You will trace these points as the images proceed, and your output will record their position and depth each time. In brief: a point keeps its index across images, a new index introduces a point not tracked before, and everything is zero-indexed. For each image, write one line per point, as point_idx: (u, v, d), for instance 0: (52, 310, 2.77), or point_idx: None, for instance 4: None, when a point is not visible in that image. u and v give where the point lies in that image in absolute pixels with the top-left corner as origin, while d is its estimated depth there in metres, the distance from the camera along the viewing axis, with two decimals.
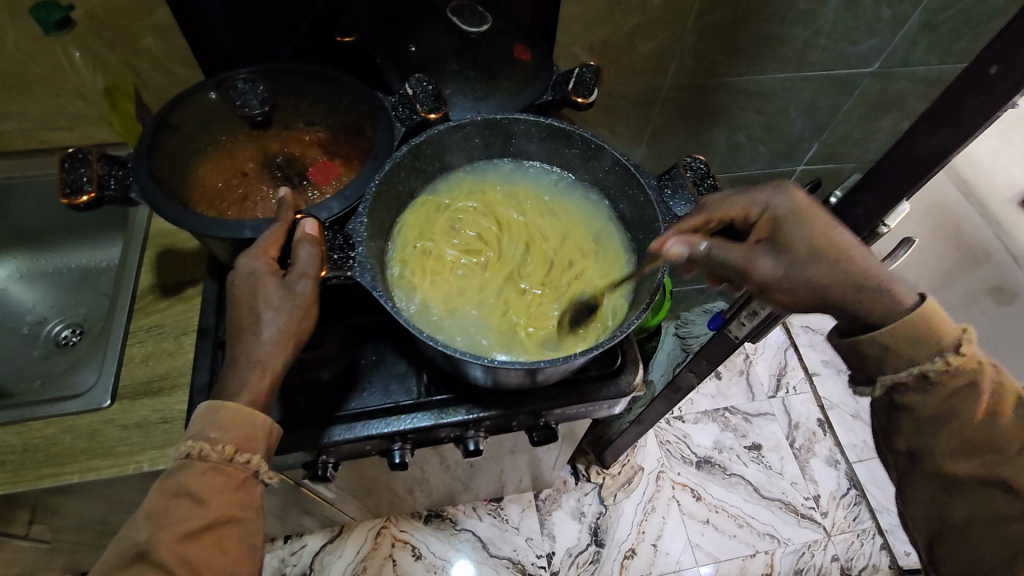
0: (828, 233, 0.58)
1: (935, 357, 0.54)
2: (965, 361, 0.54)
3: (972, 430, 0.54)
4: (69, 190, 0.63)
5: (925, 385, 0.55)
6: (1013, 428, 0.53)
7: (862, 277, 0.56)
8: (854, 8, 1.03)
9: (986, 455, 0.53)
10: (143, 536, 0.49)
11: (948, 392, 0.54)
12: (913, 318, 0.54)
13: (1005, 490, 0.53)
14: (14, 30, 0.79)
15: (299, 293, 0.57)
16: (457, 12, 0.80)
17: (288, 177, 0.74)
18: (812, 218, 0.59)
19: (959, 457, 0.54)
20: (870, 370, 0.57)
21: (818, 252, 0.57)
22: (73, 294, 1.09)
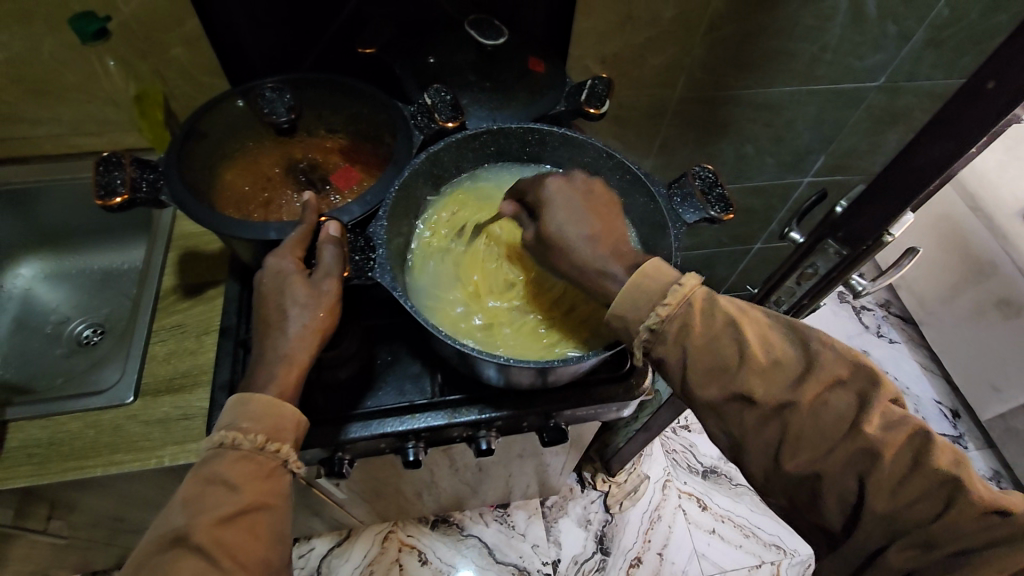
0: (576, 217, 0.66)
1: (652, 311, 0.59)
2: (675, 308, 0.59)
3: (702, 360, 0.59)
4: (103, 192, 0.66)
5: (657, 338, 0.60)
6: (727, 344, 0.58)
7: (587, 261, 0.64)
8: (860, 24, 1.05)
9: (723, 376, 0.58)
10: (180, 521, 0.51)
11: (675, 337, 0.60)
12: (621, 291, 0.61)
13: (746, 401, 0.58)
14: (51, 40, 0.83)
15: (324, 292, 0.59)
16: (474, 25, 0.83)
17: (311, 181, 0.77)
18: (563, 204, 0.66)
19: (706, 385, 0.59)
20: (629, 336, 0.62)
21: (564, 236, 0.65)
22: (96, 296, 1.13)
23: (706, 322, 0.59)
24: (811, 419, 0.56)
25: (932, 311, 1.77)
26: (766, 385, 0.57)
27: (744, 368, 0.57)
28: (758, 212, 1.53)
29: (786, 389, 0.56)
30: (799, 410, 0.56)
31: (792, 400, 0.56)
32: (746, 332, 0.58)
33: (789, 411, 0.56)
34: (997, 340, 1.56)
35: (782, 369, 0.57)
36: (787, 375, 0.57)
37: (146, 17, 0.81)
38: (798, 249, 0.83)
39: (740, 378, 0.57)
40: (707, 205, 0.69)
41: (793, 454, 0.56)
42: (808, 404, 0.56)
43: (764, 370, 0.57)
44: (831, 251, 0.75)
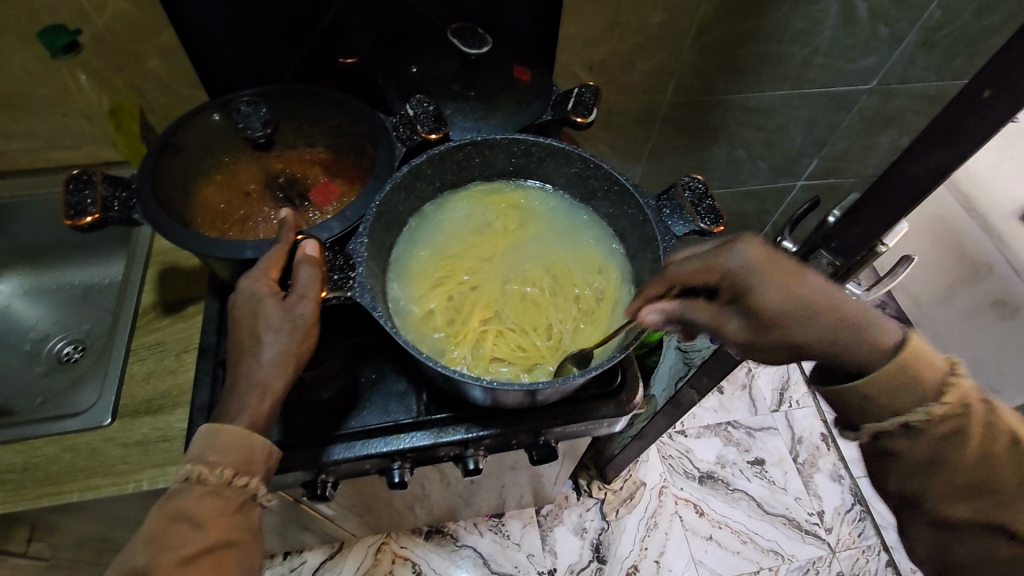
0: (795, 290, 0.54)
1: (918, 410, 0.53)
2: (952, 409, 0.52)
3: (967, 476, 0.53)
4: (72, 211, 0.64)
5: (909, 433, 0.54)
6: (1008, 468, 0.52)
7: (825, 341, 0.53)
8: (852, 26, 1.04)
9: (984, 499, 0.53)
10: (142, 560, 0.50)
11: (933, 439, 0.53)
12: (885, 373, 0.52)
13: (1005, 533, 0.52)
14: (21, 53, 0.81)
15: (299, 315, 0.57)
16: (457, 34, 0.80)
17: (289, 198, 0.74)
18: (766, 278, 0.54)
19: (954, 502, 0.54)
20: (860, 421, 0.55)
21: (791, 320, 0.54)
22: (76, 312, 1.10)
23: (981, 428, 0.52)
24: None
25: (929, 312, 1.76)
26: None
27: (1023, 500, 0.51)
28: (751, 215, 1.52)
29: None
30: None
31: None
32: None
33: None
34: (993, 341, 1.55)
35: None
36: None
37: (117, 28, 0.78)
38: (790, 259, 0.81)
39: (1013, 507, 0.52)
40: (697, 217, 0.67)
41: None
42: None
43: None
44: (823, 262, 0.72)
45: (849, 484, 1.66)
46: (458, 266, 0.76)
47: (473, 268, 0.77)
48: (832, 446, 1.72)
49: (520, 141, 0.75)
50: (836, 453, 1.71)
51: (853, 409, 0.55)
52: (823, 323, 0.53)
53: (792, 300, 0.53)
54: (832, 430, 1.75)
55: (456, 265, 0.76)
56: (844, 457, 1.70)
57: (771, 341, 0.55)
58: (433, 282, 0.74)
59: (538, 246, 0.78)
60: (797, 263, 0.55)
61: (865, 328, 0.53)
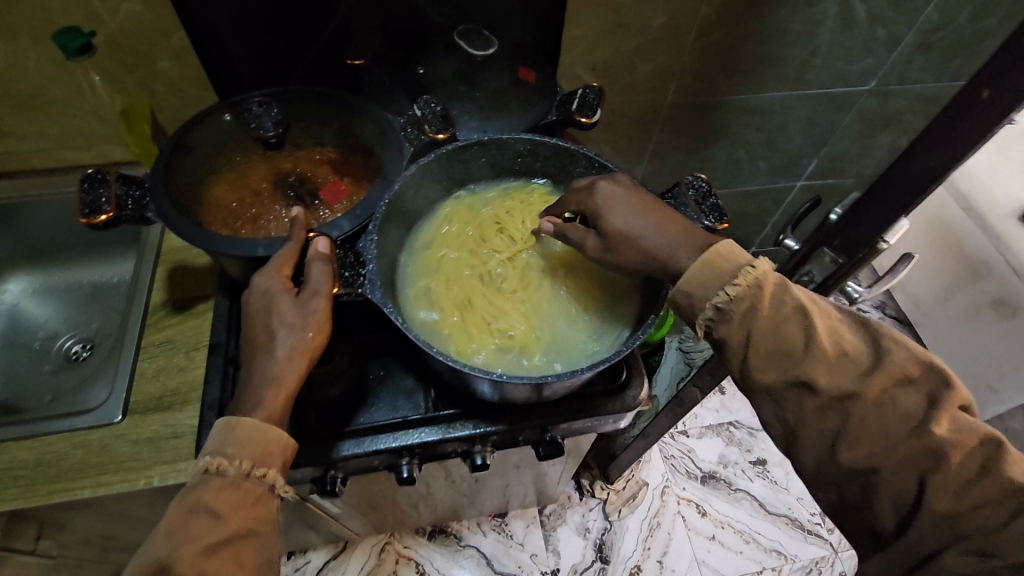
0: (636, 213, 0.63)
1: (720, 292, 0.57)
2: (746, 290, 0.57)
3: (765, 344, 0.56)
4: (88, 210, 0.64)
5: (723, 319, 0.58)
6: (794, 330, 0.55)
7: (654, 251, 0.61)
8: (851, 28, 1.05)
9: (784, 361, 0.55)
10: (163, 551, 0.50)
11: (741, 319, 0.57)
12: (691, 270, 0.59)
13: (805, 389, 0.55)
14: (35, 54, 0.82)
15: (311, 310, 0.58)
16: (464, 36, 0.84)
17: (300, 196, 0.76)
18: (615, 204, 0.63)
19: (762, 368, 0.56)
20: (690, 316, 0.60)
21: (627, 233, 0.62)
22: (85, 312, 1.11)
23: (777, 303, 0.56)
24: (872, 412, 0.52)
25: (929, 312, 1.77)
26: (830, 375, 0.54)
27: (810, 356, 0.54)
28: (751, 216, 1.54)
29: (850, 380, 0.53)
30: (862, 400, 0.53)
31: (856, 391, 0.53)
32: (815, 320, 0.55)
33: (851, 403, 0.53)
34: (993, 340, 1.55)
35: (852, 362, 0.54)
36: (856, 369, 0.54)
37: (131, 30, 0.80)
38: (792, 257, 0.82)
39: (802, 363, 0.54)
40: (702, 214, 0.68)
41: (850, 447, 0.53)
42: (872, 397, 0.52)
43: (832, 361, 0.54)
44: (828, 258, 0.74)
45: None
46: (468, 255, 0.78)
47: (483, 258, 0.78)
48: None
49: (532, 139, 0.76)
50: None
51: (684, 308, 0.60)
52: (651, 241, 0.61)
53: (627, 219, 0.62)
54: None
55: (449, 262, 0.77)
56: None
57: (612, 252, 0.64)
58: (427, 280, 0.74)
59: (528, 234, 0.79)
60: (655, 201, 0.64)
61: (689, 241, 0.61)
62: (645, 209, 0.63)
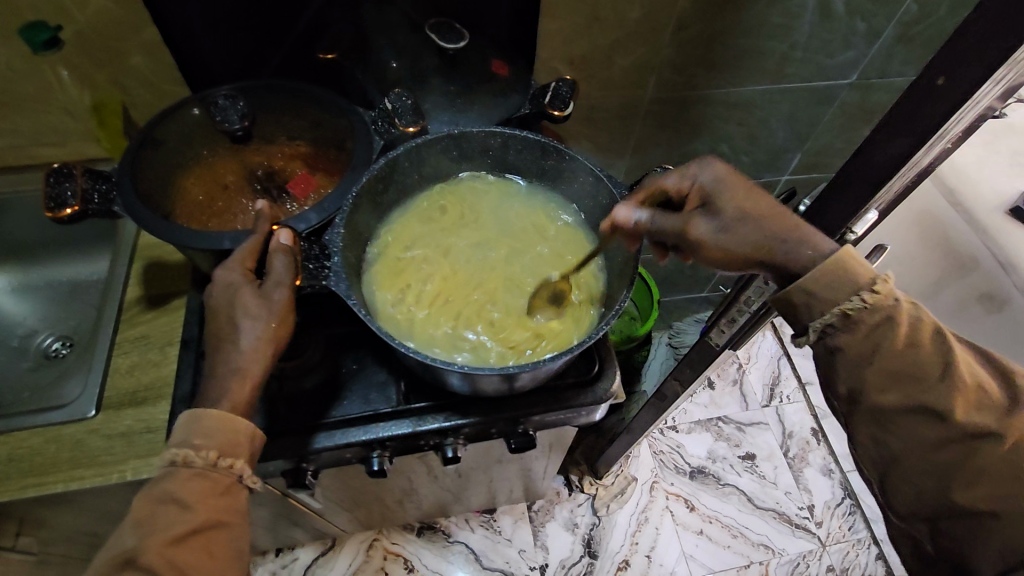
0: (752, 202, 0.62)
1: (854, 296, 0.56)
2: (880, 300, 0.56)
3: (891, 362, 0.56)
4: (53, 204, 0.65)
5: (847, 327, 0.57)
6: (930, 354, 0.55)
7: (776, 243, 0.60)
8: (829, 21, 1.05)
9: (913, 385, 0.56)
10: (130, 542, 0.52)
11: (868, 330, 0.56)
12: (823, 266, 0.57)
13: (933, 417, 0.55)
14: (5, 50, 0.82)
15: (275, 301, 0.58)
16: (435, 29, 0.82)
17: (267, 189, 0.75)
18: (731, 193, 0.62)
19: (885, 390, 0.57)
20: (804, 317, 0.59)
21: (742, 224, 0.61)
22: (64, 308, 1.11)
23: (911, 322, 0.56)
24: (1006, 456, 0.53)
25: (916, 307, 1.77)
26: (967, 408, 0.54)
27: (946, 385, 0.55)
28: None
29: (991, 418, 0.54)
30: (998, 443, 0.53)
31: (993, 430, 0.54)
32: (953, 345, 0.56)
33: (985, 441, 0.54)
34: (981, 335, 1.57)
35: (991, 399, 0.55)
36: (993, 407, 0.55)
37: (101, 26, 0.80)
38: None
39: (936, 392, 0.55)
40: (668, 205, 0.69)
41: (973, 485, 0.54)
42: (1012, 440, 0.53)
43: (970, 393, 0.55)
44: None
45: (839, 478, 1.67)
46: (444, 245, 0.78)
47: (458, 250, 0.78)
48: (822, 441, 1.74)
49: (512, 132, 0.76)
50: (826, 447, 1.73)
51: (800, 307, 0.59)
52: (771, 233, 0.60)
53: (749, 209, 0.61)
54: (821, 424, 1.76)
55: (416, 258, 0.77)
56: (833, 451, 1.71)
57: (734, 237, 0.61)
58: (398, 279, 0.74)
59: (489, 224, 0.80)
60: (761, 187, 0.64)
61: (815, 243, 0.59)
62: (758, 196, 0.62)
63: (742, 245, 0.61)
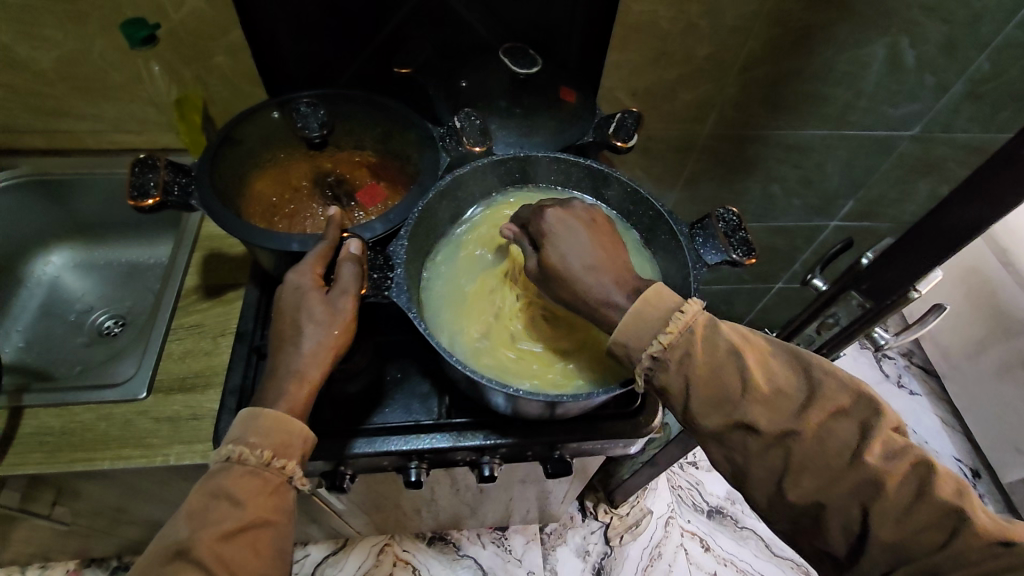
0: (577, 247, 0.64)
1: (654, 340, 0.59)
2: (677, 338, 0.58)
3: (705, 391, 0.58)
4: (136, 193, 0.67)
5: (661, 365, 0.59)
6: (731, 374, 0.58)
7: (590, 287, 0.63)
8: (897, 72, 1.04)
9: (726, 406, 0.58)
10: (183, 533, 0.53)
11: (677, 365, 0.59)
12: (628, 316, 0.59)
13: (746, 429, 0.58)
14: (102, 41, 0.87)
15: (339, 309, 0.60)
16: (510, 53, 0.85)
17: (337, 196, 0.79)
18: (562, 237, 0.65)
19: (709, 415, 0.59)
20: (627, 362, 0.61)
21: (566, 266, 0.64)
22: (120, 288, 1.15)
23: (707, 350, 0.58)
24: (812, 446, 0.56)
25: (955, 361, 1.73)
26: (767, 415, 0.57)
27: (747, 398, 0.57)
28: (781, 251, 1.51)
29: (787, 418, 0.57)
30: (800, 438, 0.56)
31: (794, 429, 0.56)
32: (747, 359, 0.58)
33: (791, 439, 0.56)
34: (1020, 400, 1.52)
35: (786, 399, 0.57)
36: (789, 404, 0.57)
37: (192, 25, 0.84)
38: (820, 297, 0.81)
39: (742, 409, 0.57)
40: (729, 247, 0.68)
41: (796, 483, 0.57)
42: (809, 433, 0.56)
43: (769, 400, 0.57)
44: (854, 302, 0.74)
45: None
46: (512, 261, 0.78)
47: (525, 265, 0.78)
48: None
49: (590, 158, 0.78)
50: None
51: (621, 357, 0.61)
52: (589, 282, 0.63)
53: (570, 255, 0.64)
54: None
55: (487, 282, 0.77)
56: None
57: (555, 280, 0.65)
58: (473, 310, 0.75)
59: None
60: (602, 230, 0.66)
61: (626, 287, 0.62)
62: (587, 244, 0.65)
63: (562, 289, 0.64)
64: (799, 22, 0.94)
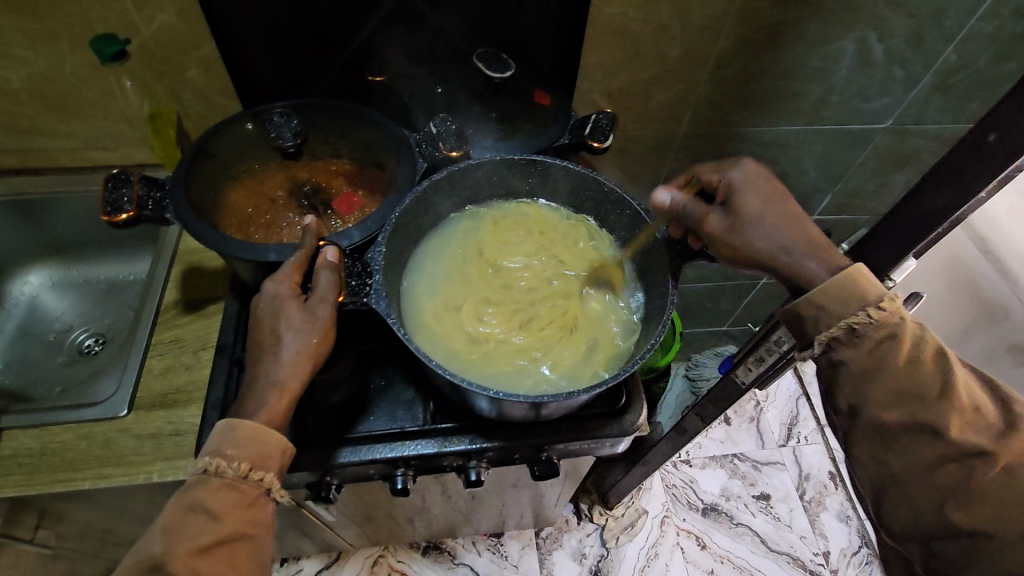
0: (769, 206, 0.66)
1: (862, 310, 0.59)
2: (886, 317, 0.59)
3: (897, 380, 0.58)
4: (109, 208, 0.67)
5: (852, 340, 0.60)
6: (931, 373, 0.58)
7: (787, 243, 0.64)
8: (867, 66, 1.06)
9: (915, 402, 0.58)
10: (158, 548, 0.52)
11: (871, 345, 0.59)
12: (833, 281, 0.60)
13: (931, 437, 0.57)
14: (73, 59, 0.86)
15: (318, 317, 0.60)
16: (482, 58, 0.84)
17: (313, 206, 0.78)
18: (754, 195, 0.67)
19: (889, 407, 0.58)
20: (813, 330, 0.62)
21: (760, 220, 0.65)
22: (100, 306, 1.14)
23: (914, 335, 0.59)
24: (1000, 476, 0.55)
25: (951, 353, 1.75)
26: (965, 427, 0.56)
27: (944, 403, 0.57)
28: None
29: (986, 438, 0.56)
30: (991, 464, 0.55)
31: (989, 450, 0.55)
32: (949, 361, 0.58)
33: (979, 460, 0.55)
34: None
35: (985, 420, 0.57)
36: (989, 427, 0.56)
37: (164, 40, 0.83)
38: None
39: (936, 409, 0.57)
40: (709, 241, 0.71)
41: (964, 507, 0.55)
42: (1003, 460, 0.55)
43: (968, 414, 0.57)
44: None
45: (857, 525, 1.62)
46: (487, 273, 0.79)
47: (503, 278, 0.79)
48: (839, 485, 1.70)
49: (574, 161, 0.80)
50: (844, 492, 1.68)
51: (808, 319, 0.62)
52: (787, 236, 0.65)
53: (773, 210, 0.66)
54: (840, 468, 1.72)
55: (479, 331, 0.73)
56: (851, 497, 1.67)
57: (752, 234, 0.65)
58: (497, 357, 0.72)
59: (536, 243, 0.81)
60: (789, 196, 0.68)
61: (829, 262, 0.63)
62: (782, 201, 0.67)
63: (761, 241, 0.65)
64: (768, 20, 0.95)
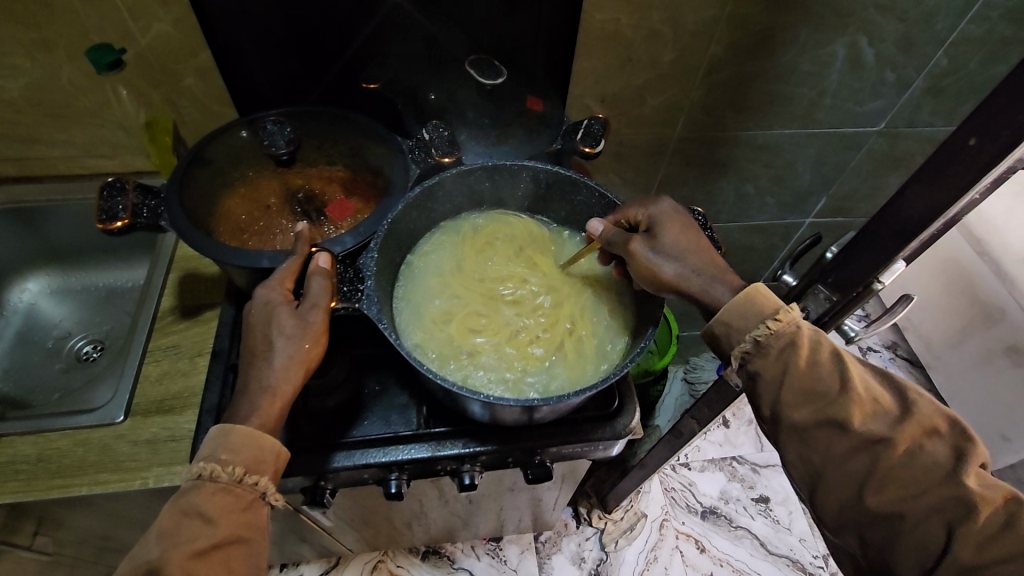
0: (685, 237, 0.68)
1: (761, 324, 0.61)
2: (784, 328, 0.61)
3: (802, 383, 0.59)
4: (105, 216, 0.68)
5: (760, 352, 0.61)
6: (830, 372, 0.59)
7: (694, 271, 0.66)
8: (859, 70, 1.07)
9: (819, 401, 0.59)
10: (153, 553, 0.52)
11: (777, 353, 0.61)
12: (731, 302, 0.63)
13: (839, 430, 0.58)
14: (70, 67, 0.87)
15: (309, 322, 0.61)
16: (475, 65, 0.84)
17: (306, 212, 0.78)
18: (669, 226, 0.69)
19: (798, 407, 0.60)
20: (725, 346, 0.64)
21: (671, 249, 0.67)
22: (98, 313, 1.15)
23: (813, 344, 0.60)
24: (903, 458, 0.55)
25: (942, 356, 1.73)
26: (862, 416, 0.57)
27: (845, 398, 0.58)
28: (759, 250, 1.53)
29: (883, 425, 0.57)
30: (891, 447, 0.56)
31: (886, 436, 0.56)
32: (847, 362, 0.59)
33: (882, 446, 0.56)
34: (1004, 386, 1.50)
35: (883, 408, 0.58)
36: (886, 415, 0.57)
37: (160, 49, 0.84)
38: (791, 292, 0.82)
39: (837, 405, 0.58)
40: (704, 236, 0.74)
41: (878, 491, 0.56)
42: (903, 444, 0.56)
43: (864, 404, 0.58)
44: (822, 296, 0.74)
45: None
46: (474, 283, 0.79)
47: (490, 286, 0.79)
48: None
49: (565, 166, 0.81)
50: None
51: (721, 338, 0.64)
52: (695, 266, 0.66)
53: (682, 242, 0.67)
54: None
55: (472, 340, 0.73)
56: None
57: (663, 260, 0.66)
58: (495, 365, 0.72)
59: (517, 248, 0.82)
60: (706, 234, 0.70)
61: (734, 281, 0.65)
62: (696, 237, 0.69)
63: (667, 269, 0.66)
64: (760, 25, 0.96)
